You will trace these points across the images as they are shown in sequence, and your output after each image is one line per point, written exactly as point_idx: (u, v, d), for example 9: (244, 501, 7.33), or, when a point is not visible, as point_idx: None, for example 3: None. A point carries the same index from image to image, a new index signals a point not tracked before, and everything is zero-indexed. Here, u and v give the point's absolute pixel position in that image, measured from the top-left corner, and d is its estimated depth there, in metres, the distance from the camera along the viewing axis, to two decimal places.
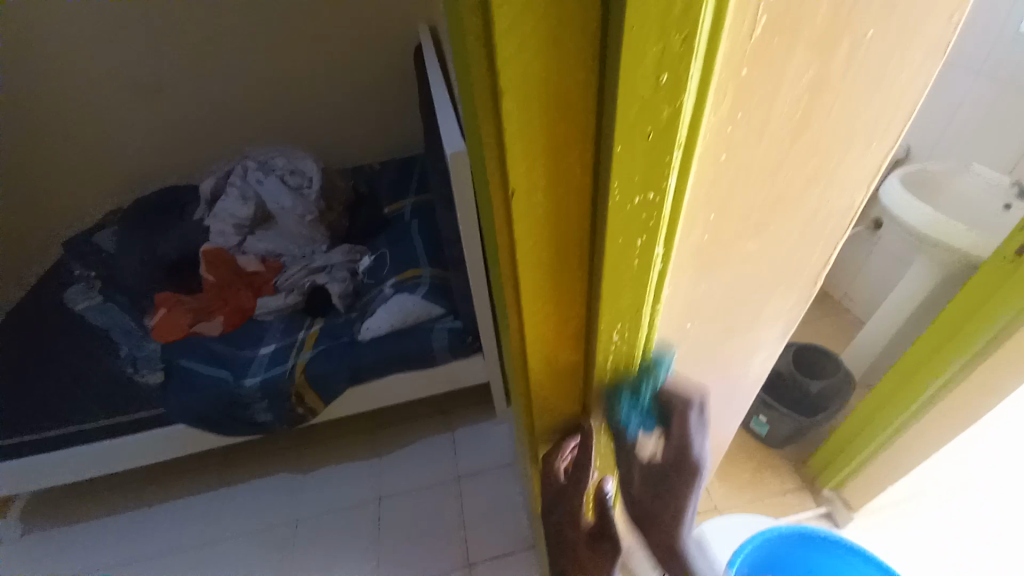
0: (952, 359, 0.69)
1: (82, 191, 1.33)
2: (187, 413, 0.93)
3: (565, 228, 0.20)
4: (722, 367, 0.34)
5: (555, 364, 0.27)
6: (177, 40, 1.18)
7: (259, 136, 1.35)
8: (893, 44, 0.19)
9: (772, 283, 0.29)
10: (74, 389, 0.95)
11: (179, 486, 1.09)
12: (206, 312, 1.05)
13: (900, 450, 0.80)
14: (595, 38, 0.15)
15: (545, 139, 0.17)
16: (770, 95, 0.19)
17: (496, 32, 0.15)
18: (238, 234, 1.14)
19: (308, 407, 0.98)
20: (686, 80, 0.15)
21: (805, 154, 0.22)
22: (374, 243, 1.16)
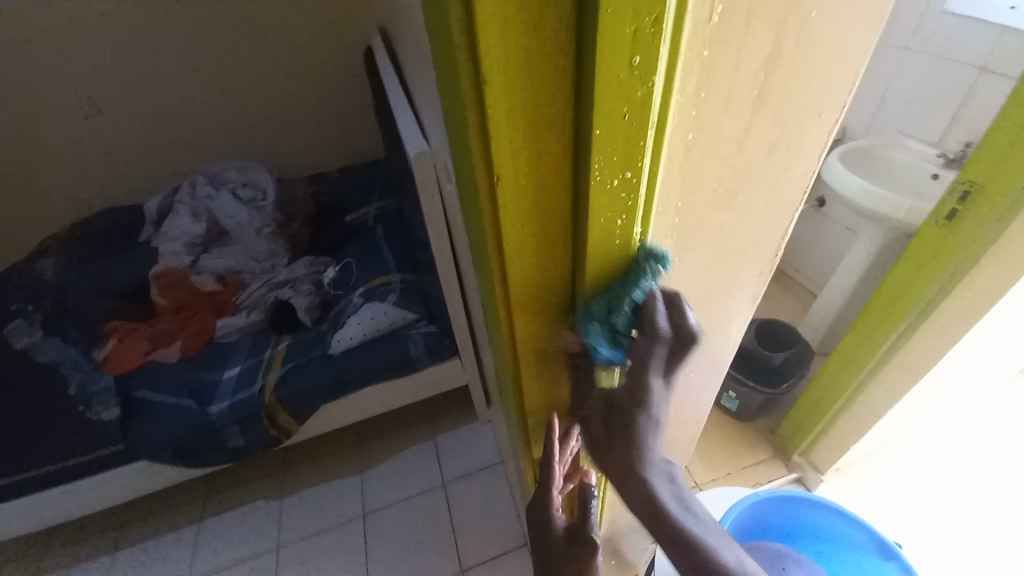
0: (898, 321, 0.75)
1: (9, 220, 1.22)
2: (151, 447, 0.88)
3: (549, 212, 0.21)
4: (697, 340, 0.36)
5: (544, 350, 0.28)
6: (107, 54, 1.11)
7: (206, 150, 1.29)
8: (834, 23, 0.21)
9: (739, 256, 0.31)
10: (20, 433, 0.88)
11: (148, 526, 1.03)
12: (164, 337, 1.00)
13: (860, 410, 0.85)
14: (571, 22, 0.16)
15: (527, 124, 0.18)
16: (730, 72, 0.20)
17: (477, 17, 0.15)
18: (191, 253, 1.09)
19: (282, 427, 0.95)
20: (658, 60, 0.16)
21: (764, 129, 0.24)
22: (339, 252, 1.13)
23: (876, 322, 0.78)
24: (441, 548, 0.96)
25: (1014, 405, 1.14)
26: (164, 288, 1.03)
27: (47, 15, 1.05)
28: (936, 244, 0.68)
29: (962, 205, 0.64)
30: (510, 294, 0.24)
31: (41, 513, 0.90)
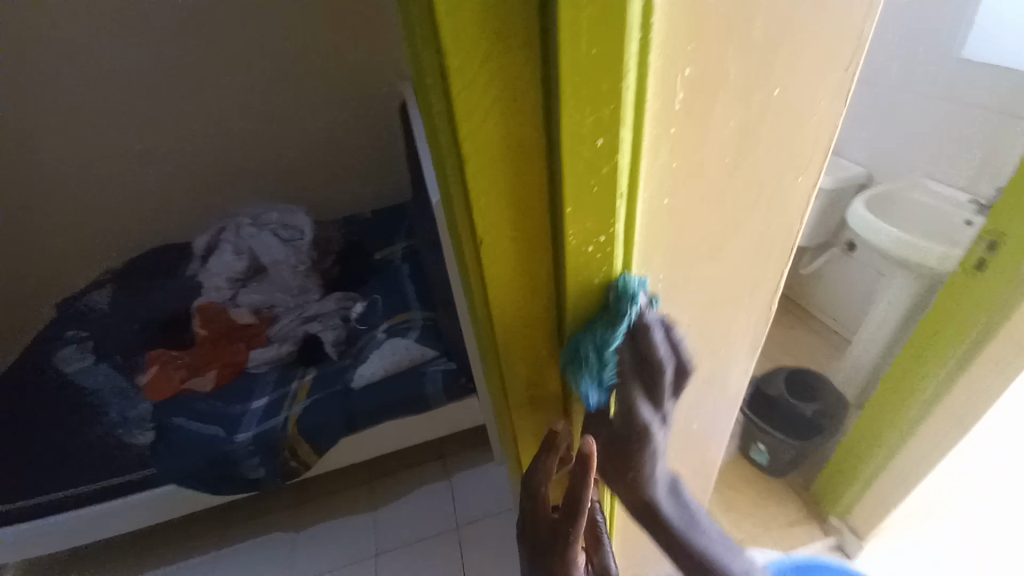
0: (928, 378, 0.72)
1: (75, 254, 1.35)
2: (178, 473, 0.92)
3: (533, 267, 0.23)
4: (696, 389, 0.36)
5: (537, 393, 0.29)
6: (174, 110, 1.25)
7: (252, 193, 1.40)
8: (801, 98, 0.23)
9: (733, 308, 0.31)
10: (62, 455, 0.94)
11: (168, 554, 1.05)
12: (198, 367, 1.05)
13: (899, 470, 0.80)
14: (541, 110, 0.18)
15: (507, 193, 0.20)
16: (701, 142, 0.22)
17: (459, 111, 0.18)
18: (231, 288, 1.16)
19: (301, 459, 0.97)
20: (620, 141, 0.18)
21: (743, 190, 0.25)
22: (366, 289, 1.18)
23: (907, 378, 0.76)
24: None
25: None
26: (204, 321, 1.10)
27: (128, 77, 1.20)
28: (961, 294, 0.66)
29: (988, 256, 0.62)
30: (501, 340, 0.25)
31: (69, 533, 0.94)
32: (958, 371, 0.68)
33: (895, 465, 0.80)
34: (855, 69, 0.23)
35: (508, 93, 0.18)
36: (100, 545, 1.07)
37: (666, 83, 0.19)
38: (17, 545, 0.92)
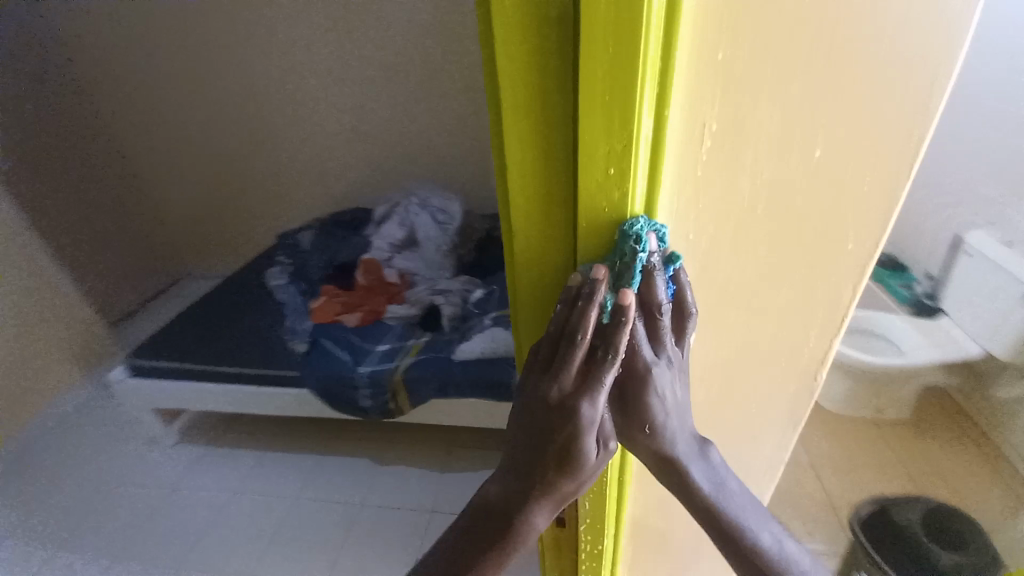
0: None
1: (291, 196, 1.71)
2: (315, 382, 1.16)
3: (556, 261, 0.29)
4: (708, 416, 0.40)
5: None
6: (388, 103, 1.55)
7: (424, 177, 1.64)
8: (821, 166, 0.28)
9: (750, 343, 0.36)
10: (254, 341, 1.28)
11: (288, 445, 1.30)
12: (351, 306, 1.30)
13: None
14: (568, 138, 0.25)
15: (539, 198, 0.27)
16: (723, 184, 0.27)
17: (507, 133, 0.25)
18: (389, 251, 1.40)
19: (399, 405, 1.14)
20: (630, 169, 0.24)
21: (763, 235, 0.30)
22: (488, 278, 1.31)
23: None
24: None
25: None
26: (365, 272, 1.36)
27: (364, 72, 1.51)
28: None
29: None
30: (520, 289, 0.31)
31: (238, 402, 1.23)
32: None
33: None
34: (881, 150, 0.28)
35: (545, 122, 0.24)
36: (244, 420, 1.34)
37: (692, 120, 0.24)
38: (206, 399, 1.22)
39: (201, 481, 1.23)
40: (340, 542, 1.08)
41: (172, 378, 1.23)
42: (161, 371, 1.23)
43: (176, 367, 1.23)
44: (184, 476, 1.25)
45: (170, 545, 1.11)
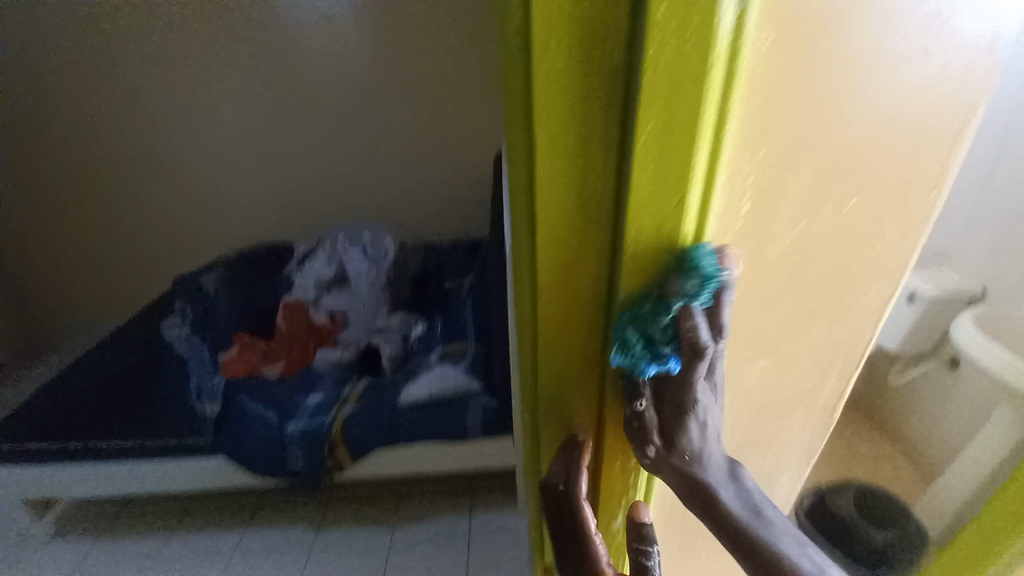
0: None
1: (273, 205, 1.65)
2: (236, 451, 1.05)
3: (580, 278, 0.25)
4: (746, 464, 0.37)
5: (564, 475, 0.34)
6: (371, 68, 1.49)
7: (400, 206, 1.67)
8: (763, 249, 0.26)
9: (785, 380, 0.33)
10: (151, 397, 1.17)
11: (196, 523, 1.21)
12: (274, 356, 1.20)
13: None
14: (611, 170, 0.22)
15: (575, 215, 0.23)
16: (767, 222, 0.25)
17: (540, 177, 0.22)
18: (316, 290, 1.29)
19: (336, 460, 1.04)
20: (688, 201, 0.22)
21: (802, 273, 0.28)
22: (430, 314, 1.25)
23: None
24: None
25: None
26: (287, 315, 1.24)
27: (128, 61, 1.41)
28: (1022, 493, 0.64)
29: None
30: (542, 267, 0.25)
31: (142, 482, 1.11)
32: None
33: None
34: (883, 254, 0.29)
35: (584, 203, 0.23)
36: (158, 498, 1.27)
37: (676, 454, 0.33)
38: (102, 481, 1.10)
39: None
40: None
41: (52, 462, 1.09)
42: (43, 454, 1.09)
43: (59, 448, 1.09)
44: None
45: None
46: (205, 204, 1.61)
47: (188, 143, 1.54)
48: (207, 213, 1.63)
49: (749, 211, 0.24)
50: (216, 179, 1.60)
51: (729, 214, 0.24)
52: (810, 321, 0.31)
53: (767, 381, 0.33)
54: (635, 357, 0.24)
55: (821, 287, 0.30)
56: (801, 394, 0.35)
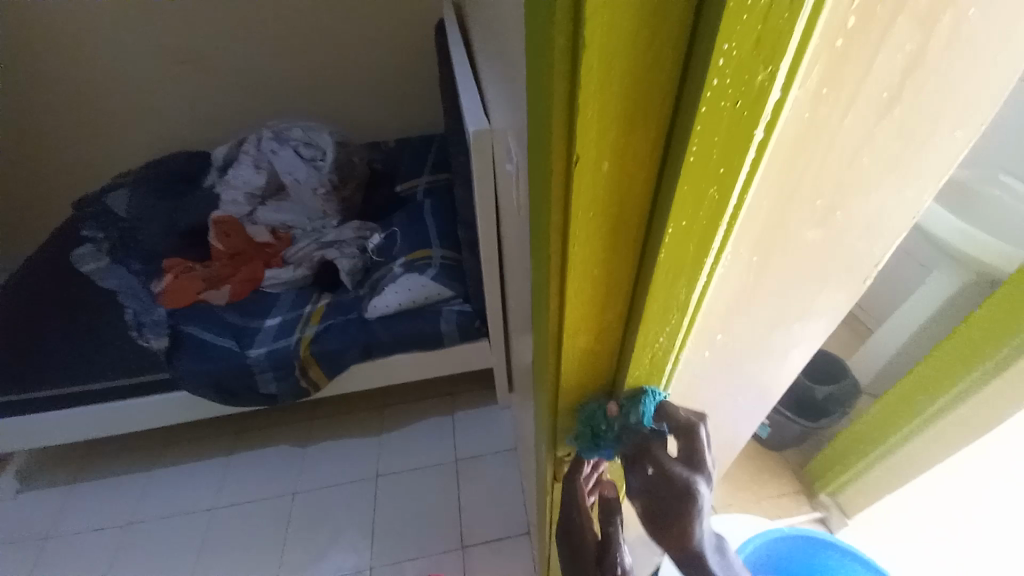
0: (978, 365, 0.69)
1: (176, 103, 1.38)
2: (198, 381, 0.97)
3: (626, 188, 0.19)
4: (765, 359, 0.36)
5: (587, 393, 0.32)
6: None
7: (332, 97, 1.44)
8: (845, 119, 0.20)
9: (827, 273, 0.29)
10: (85, 337, 1.05)
11: (176, 455, 1.19)
12: (217, 280, 1.07)
13: (894, 466, 0.82)
14: (686, 13, 0.15)
15: (627, 101, 0.17)
16: (858, 79, 0.19)
17: (585, 41, 0.15)
18: (249, 203, 1.13)
19: (311, 381, 1.00)
20: (786, 47, 0.15)
21: (879, 147, 0.23)
22: (387, 220, 1.14)
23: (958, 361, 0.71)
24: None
25: None
26: (221, 233, 1.10)
27: None
28: (960, 343, 0.70)
29: None
30: (579, 182, 0.19)
31: (109, 422, 1.05)
32: (929, 423, 0.76)
33: (891, 462, 0.82)
34: (970, 120, 0.24)
35: (641, 72, 0.16)
36: (128, 436, 1.23)
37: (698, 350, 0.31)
38: (61, 427, 1.03)
39: (73, 524, 1.09)
40: (277, 553, 1.02)
41: None
42: None
43: None
44: (58, 518, 1.10)
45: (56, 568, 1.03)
46: (90, 106, 1.35)
47: (45, 26, 1.23)
48: (96, 118, 1.37)
49: (856, 29, 0.17)
50: (92, 72, 1.30)
51: (831, 30, 0.17)
52: (875, 209, 0.26)
53: (815, 256, 0.27)
54: (583, 441, 0.34)
55: (898, 167, 0.24)
56: (842, 292, 0.31)
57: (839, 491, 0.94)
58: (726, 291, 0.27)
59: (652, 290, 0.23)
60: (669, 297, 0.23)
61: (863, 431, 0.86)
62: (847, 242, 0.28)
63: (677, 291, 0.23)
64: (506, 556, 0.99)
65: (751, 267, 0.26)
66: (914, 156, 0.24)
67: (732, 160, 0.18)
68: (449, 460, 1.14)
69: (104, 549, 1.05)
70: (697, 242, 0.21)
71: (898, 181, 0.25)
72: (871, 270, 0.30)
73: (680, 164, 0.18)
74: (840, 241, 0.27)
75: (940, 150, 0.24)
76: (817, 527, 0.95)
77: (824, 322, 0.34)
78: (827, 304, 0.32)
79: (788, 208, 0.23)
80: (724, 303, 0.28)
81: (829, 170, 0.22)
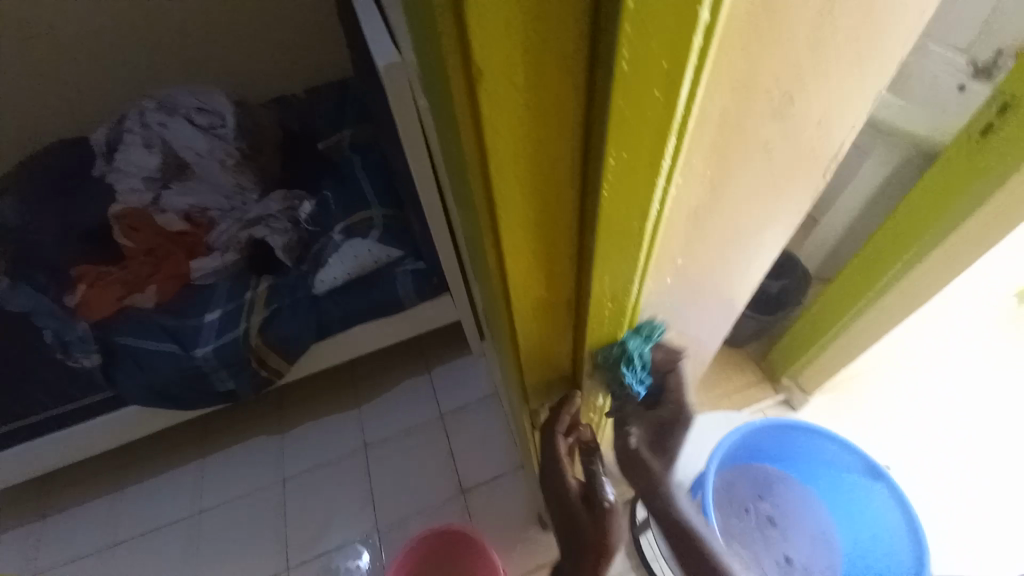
0: (926, 232, 0.72)
1: (29, 81, 1.15)
2: (144, 392, 0.91)
3: None
4: (728, 274, 0.34)
5: (550, 340, 0.31)
6: None
7: (219, 48, 1.24)
8: None
9: (788, 177, 0.27)
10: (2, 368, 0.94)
11: (149, 466, 1.14)
12: (138, 281, 0.96)
13: (846, 342, 0.89)
14: None
15: None
16: None
17: None
18: (150, 189, 1.00)
19: (272, 369, 0.95)
20: None
21: (846, 15, 0.19)
22: (315, 185, 1.03)
23: (903, 236, 0.75)
24: (408, 535, 1.01)
25: (1004, 332, 1.05)
26: (127, 229, 0.97)
27: None
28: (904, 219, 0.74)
29: (1000, 118, 0.60)
30: None
31: (62, 448, 0.99)
32: (875, 300, 0.81)
33: (844, 339, 0.88)
34: None
35: None
36: (91, 458, 1.16)
37: (657, 283, 0.29)
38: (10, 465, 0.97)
39: (56, 554, 1.05)
40: (282, 536, 1.03)
41: None
42: None
43: None
44: (39, 552, 1.05)
45: None
46: None
47: None
48: None
49: None
50: None
51: None
52: (837, 96, 0.23)
53: (779, 155, 0.25)
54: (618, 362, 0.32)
55: (863, 40, 0.21)
56: (804, 194, 0.29)
57: (797, 374, 1.01)
58: (686, 209, 0.24)
59: (602, 221, 0.19)
60: (625, 229, 0.20)
61: (817, 317, 0.91)
62: (810, 135, 0.25)
63: (632, 220, 0.20)
64: (505, 493, 1.03)
65: (710, 183, 0.23)
66: (881, 23, 0.21)
67: (677, 55, 0.14)
68: (434, 415, 1.14)
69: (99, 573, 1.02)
70: (644, 169, 0.17)
71: (864, 56, 0.22)
72: (836, 162, 0.28)
73: (615, 67, 0.14)
74: (802, 135, 0.24)
75: (908, 11, 0.21)
76: (781, 409, 1.04)
77: (787, 227, 0.32)
78: (792, 205, 0.30)
79: (747, 101, 0.20)
80: (685, 221, 0.25)
81: (791, 51, 0.19)
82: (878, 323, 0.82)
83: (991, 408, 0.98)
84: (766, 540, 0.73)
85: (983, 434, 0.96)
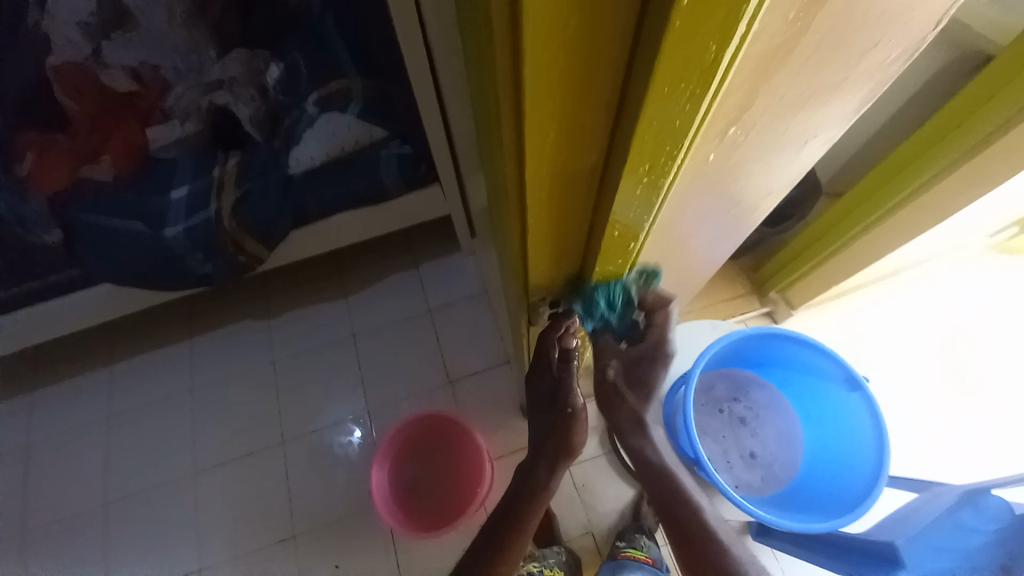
0: (964, 138, 0.65)
1: None
2: (117, 272, 0.87)
3: None
4: (775, 154, 0.30)
5: (565, 222, 0.27)
6: None
7: None
8: None
9: (883, 20, 0.22)
10: None
11: (136, 346, 1.14)
12: (88, 149, 0.85)
13: (843, 259, 0.86)
14: None
15: None
16: None
17: None
18: (91, 42, 0.84)
19: (250, 254, 0.91)
20: None
21: None
22: (280, 44, 0.88)
23: (935, 146, 0.69)
24: (397, 417, 1.07)
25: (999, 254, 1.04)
26: (69, 89, 0.84)
27: None
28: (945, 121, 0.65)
29: None
30: None
31: (41, 323, 0.97)
32: (886, 215, 0.77)
33: (842, 255, 0.86)
34: None
35: None
36: (75, 336, 1.15)
37: (700, 154, 0.25)
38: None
39: (57, 421, 1.09)
40: (275, 415, 1.07)
41: None
42: None
43: None
44: (40, 418, 1.09)
45: (59, 460, 1.06)
46: None
47: None
48: None
49: None
50: None
51: None
52: None
53: None
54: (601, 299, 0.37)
55: None
56: (890, 50, 0.25)
57: (787, 288, 1.01)
58: (764, 47, 0.19)
59: (667, 42, 0.15)
60: (692, 55, 0.16)
61: (821, 231, 0.88)
62: None
63: (706, 43, 0.15)
64: (490, 385, 1.07)
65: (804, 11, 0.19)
66: None
67: None
68: (421, 310, 1.14)
69: (101, 440, 1.07)
70: None
71: None
72: (936, 12, 0.24)
73: None
74: None
75: None
76: (763, 320, 1.05)
77: (859, 97, 0.28)
78: (869, 70, 0.26)
79: None
80: (754, 66, 0.20)
81: None
82: (883, 238, 0.80)
83: (966, 329, 1.01)
84: (735, 436, 0.79)
85: (953, 352, 1.00)
